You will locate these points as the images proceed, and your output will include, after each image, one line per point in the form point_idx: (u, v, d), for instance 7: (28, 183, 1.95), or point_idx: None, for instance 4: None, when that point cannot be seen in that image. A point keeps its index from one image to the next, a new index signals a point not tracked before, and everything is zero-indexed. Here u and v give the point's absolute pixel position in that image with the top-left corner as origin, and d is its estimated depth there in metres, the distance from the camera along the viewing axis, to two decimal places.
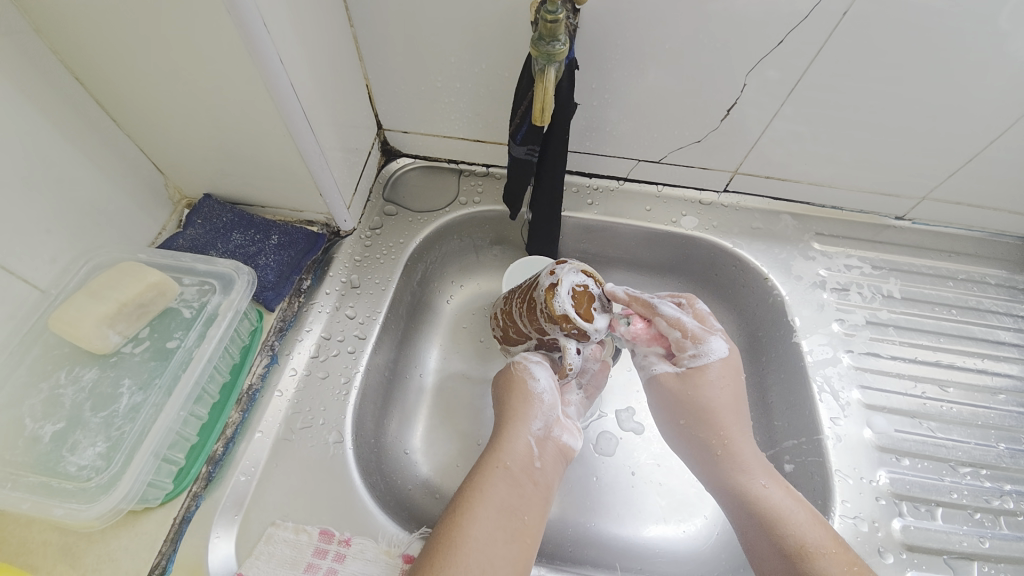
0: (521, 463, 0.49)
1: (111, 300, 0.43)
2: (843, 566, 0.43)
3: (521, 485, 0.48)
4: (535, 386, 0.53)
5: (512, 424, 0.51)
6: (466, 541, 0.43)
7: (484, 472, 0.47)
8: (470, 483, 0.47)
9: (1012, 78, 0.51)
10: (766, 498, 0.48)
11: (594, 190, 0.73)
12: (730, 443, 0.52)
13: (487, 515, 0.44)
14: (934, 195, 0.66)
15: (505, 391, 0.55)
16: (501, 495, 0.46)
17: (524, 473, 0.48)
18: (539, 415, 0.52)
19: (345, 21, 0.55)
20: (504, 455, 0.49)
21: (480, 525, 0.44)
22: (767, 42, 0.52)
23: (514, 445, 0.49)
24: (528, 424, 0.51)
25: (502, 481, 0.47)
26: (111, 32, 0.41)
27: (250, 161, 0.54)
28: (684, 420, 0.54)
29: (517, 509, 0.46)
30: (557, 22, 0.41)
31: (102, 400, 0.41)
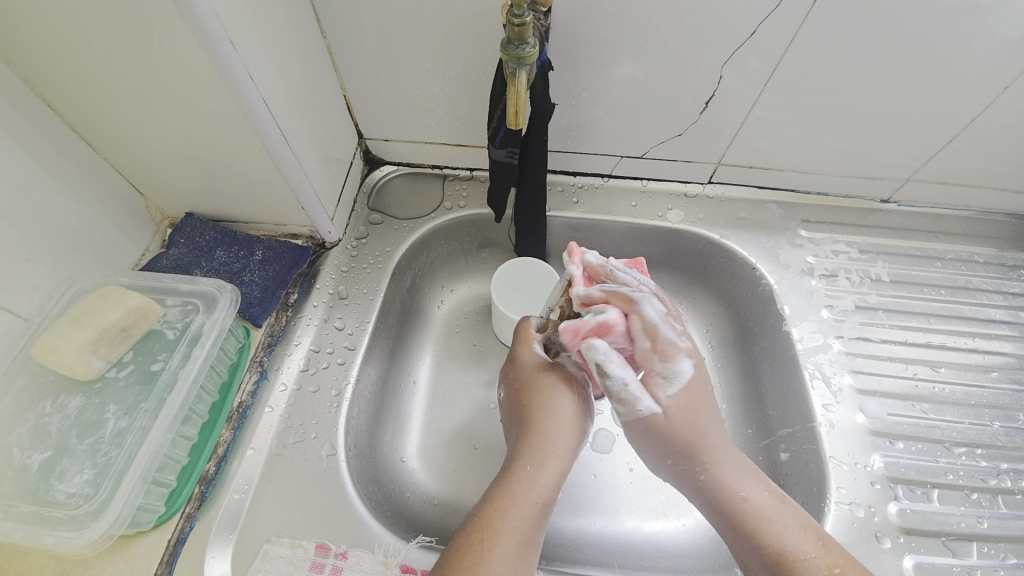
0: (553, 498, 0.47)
1: (92, 325, 0.42)
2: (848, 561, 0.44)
3: (546, 517, 0.47)
4: (582, 416, 0.50)
5: (557, 455, 0.48)
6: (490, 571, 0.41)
7: (520, 506, 0.45)
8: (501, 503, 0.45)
9: (989, 54, 0.51)
10: (752, 504, 0.46)
11: (579, 189, 0.73)
12: (715, 456, 0.48)
13: (514, 549, 0.43)
14: (917, 176, 0.66)
15: (543, 405, 0.50)
16: (528, 530, 0.44)
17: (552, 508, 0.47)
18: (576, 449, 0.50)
19: (318, 33, 0.55)
20: (542, 489, 0.46)
21: (506, 560, 0.42)
22: (741, 31, 0.52)
23: (553, 480, 0.47)
24: (564, 454, 0.49)
25: (531, 509, 0.45)
26: (81, 57, 0.41)
27: (229, 178, 0.54)
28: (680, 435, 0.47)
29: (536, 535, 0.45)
30: (524, 25, 0.42)
31: (88, 427, 0.41)
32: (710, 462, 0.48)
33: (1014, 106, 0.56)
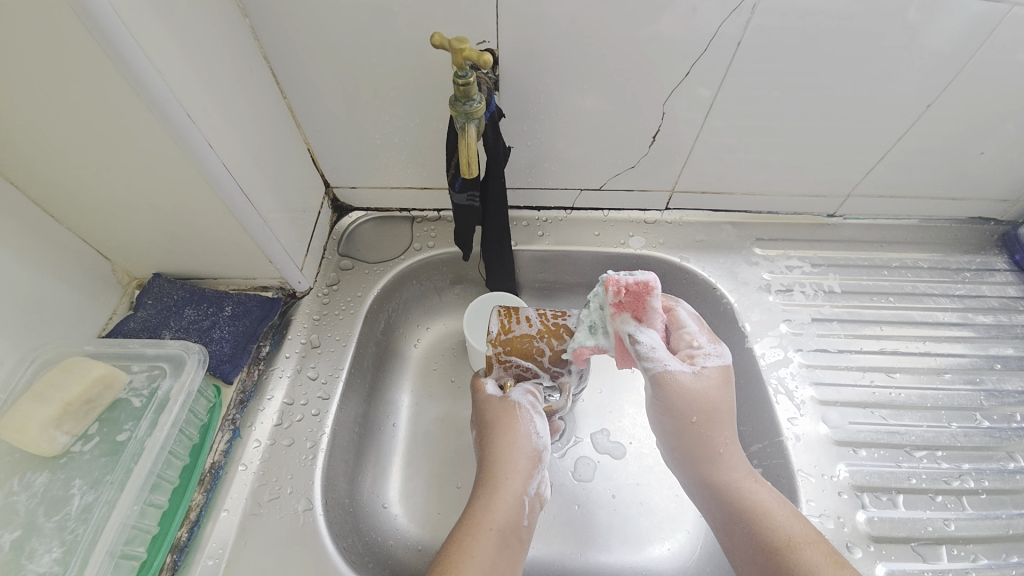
0: (512, 523, 0.48)
1: (56, 400, 0.41)
2: (826, 559, 0.44)
3: (508, 550, 0.46)
4: (535, 442, 0.52)
5: (506, 481, 0.50)
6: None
7: (471, 536, 0.45)
8: (457, 539, 0.45)
9: (902, 79, 0.56)
10: (755, 494, 0.49)
11: (544, 222, 0.75)
12: (727, 445, 0.51)
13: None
14: (857, 192, 0.71)
15: (492, 440, 0.53)
16: (486, 556, 0.44)
17: (513, 534, 0.47)
18: (534, 472, 0.51)
19: (279, 95, 0.58)
20: (495, 515, 0.47)
21: None
22: (677, 71, 0.56)
23: (506, 503, 0.48)
24: (513, 477, 0.50)
25: (490, 543, 0.45)
26: (42, 135, 0.42)
27: (195, 238, 0.55)
28: (685, 408, 0.51)
29: (500, 571, 0.44)
30: (469, 84, 0.44)
31: (54, 504, 0.40)
32: (718, 455, 0.51)
33: (931, 124, 0.61)
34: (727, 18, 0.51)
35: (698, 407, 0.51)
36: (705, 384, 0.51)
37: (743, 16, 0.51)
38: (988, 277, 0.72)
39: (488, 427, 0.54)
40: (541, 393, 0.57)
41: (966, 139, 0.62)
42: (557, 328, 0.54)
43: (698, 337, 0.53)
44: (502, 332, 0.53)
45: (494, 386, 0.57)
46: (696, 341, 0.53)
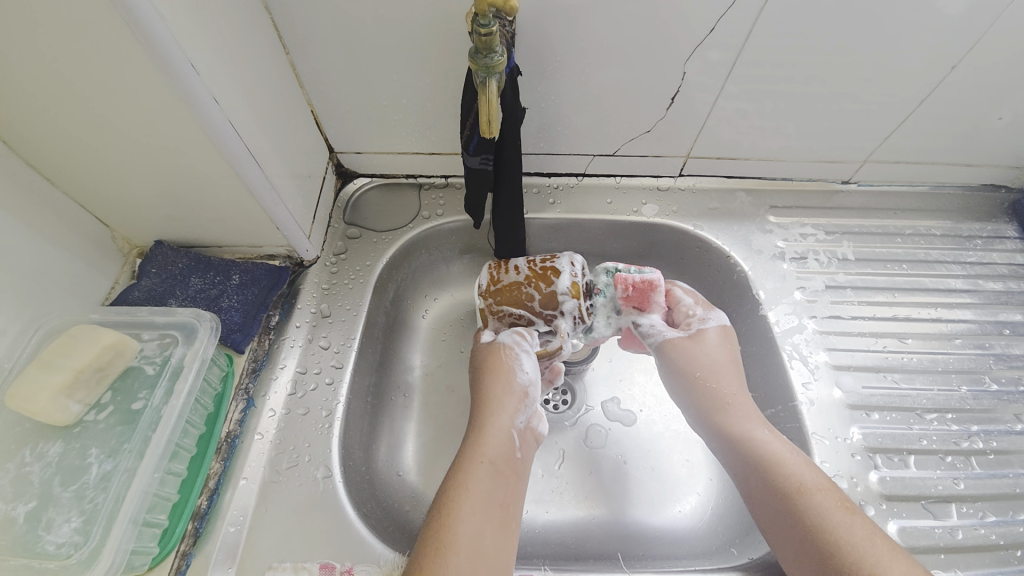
0: (504, 455, 0.51)
1: (66, 368, 0.39)
2: (836, 503, 0.47)
3: (505, 480, 0.50)
4: (520, 377, 0.56)
5: (494, 416, 0.53)
6: (454, 541, 0.44)
7: (466, 469, 0.49)
8: (457, 472, 0.49)
9: (932, 38, 0.54)
10: (768, 441, 0.52)
11: (554, 190, 0.74)
12: (734, 395, 0.56)
13: (473, 511, 0.46)
14: (874, 157, 0.70)
15: (481, 379, 0.57)
16: (483, 489, 0.48)
17: (507, 465, 0.51)
18: (519, 405, 0.55)
19: (280, 50, 0.54)
20: (486, 448, 0.51)
21: (471, 521, 0.45)
22: (700, 28, 0.54)
23: (497, 439, 0.52)
24: (501, 412, 0.54)
25: (486, 475, 0.49)
26: (30, 87, 0.40)
27: (198, 203, 0.52)
28: (693, 367, 0.58)
29: (499, 501, 0.48)
30: (491, 35, 0.41)
31: (70, 473, 0.38)
32: (727, 406, 0.56)
33: (957, 86, 0.59)
34: None
35: (702, 362, 0.58)
36: (714, 349, 0.59)
37: None
38: (999, 245, 0.72)
39: (478, 370, 0.58)
40: (535, 337, 0.60)
41: (991, 102, 0.61)
42: (544, 270, 0.59)
43: (694, 307, 0.62)
44: (495, 277, 0.60)
45: (489, 335, 0.62)
46: (691, 311, 0.62)
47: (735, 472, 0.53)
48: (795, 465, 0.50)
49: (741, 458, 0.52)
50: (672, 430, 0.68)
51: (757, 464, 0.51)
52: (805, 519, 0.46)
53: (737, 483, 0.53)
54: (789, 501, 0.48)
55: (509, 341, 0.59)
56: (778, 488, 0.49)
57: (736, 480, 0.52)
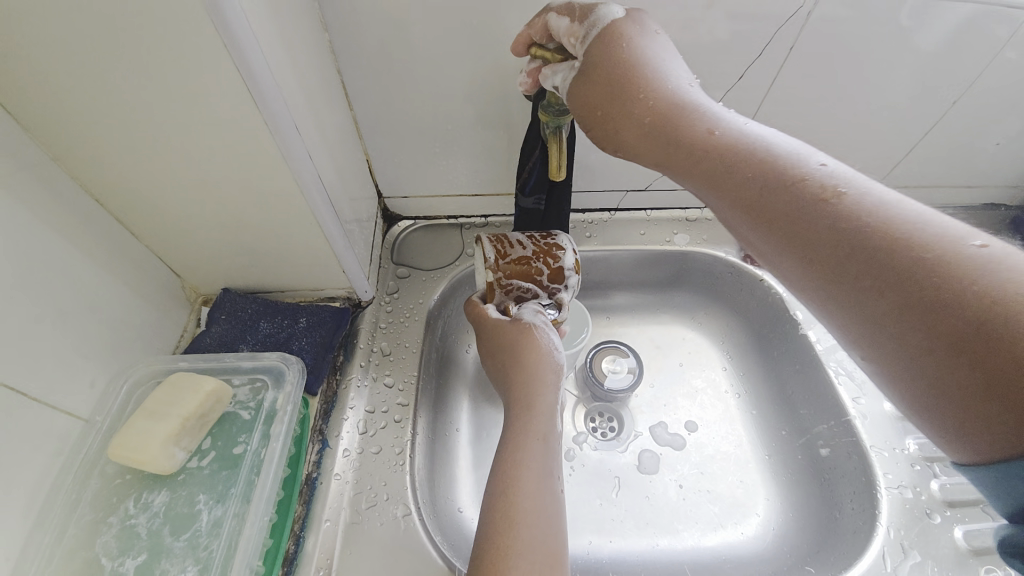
0: (552, 428, 0.50)
1: (173, 416, 0.43)
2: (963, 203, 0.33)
3: (555, 454, 0.48)
4: (556, 356, 0.54)
5: (536, 388, 0.51)
6: (523, 514, 0.42)
7: (521, 448, 0.47)
8: (509, 447, 0.47)
9: (936, 78, 0.60)
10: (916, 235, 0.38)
11: (590, 224, 0.77)
12: None
13: (538, 484, 0.44)
14: (885, 184, 0.75)
15: (512, 358, 0.54)
16: (539, 460, 0.46)
17: (555, 438, 0.49)
18: (557, 379, 0.53)
19: (346, 106, 0.58)
20: (537, 422, 0.49)
21: (534, 494, 0.43)
22: (730, 77, 0.59)
23: (543, 411, 0.50)
24: (540, 384, 0.52)
25: (540, 449, 0.47)
26: (137, 150, 0.42)
27: (271, 251, 0.54)
28: (634, 83, 0.42)
29: (554, 473, 0.46)
30: (561, 91, 0.48)
31: (180, 522, 0.41)
32: (722, 144, 0.39)
33: (958, 119, 0.65)
34: (782, 27, 0.54)
35: (638, 105, 0.42)
36: None
37: (798, 22, 0.54)
38: None
39: (504, 347, 0.55)
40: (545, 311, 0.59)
41: (989, 132, 0.67)
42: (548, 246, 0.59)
43: None
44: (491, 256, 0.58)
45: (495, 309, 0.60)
46: None
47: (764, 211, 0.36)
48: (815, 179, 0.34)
49: (746, 181, 0.37)
50: (723, 453, 0.69)
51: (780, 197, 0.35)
52: (892, 264, 0.30)
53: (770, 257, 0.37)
54: (836, 239, 0.33)
55: (524, 317, 0.56)
56: None
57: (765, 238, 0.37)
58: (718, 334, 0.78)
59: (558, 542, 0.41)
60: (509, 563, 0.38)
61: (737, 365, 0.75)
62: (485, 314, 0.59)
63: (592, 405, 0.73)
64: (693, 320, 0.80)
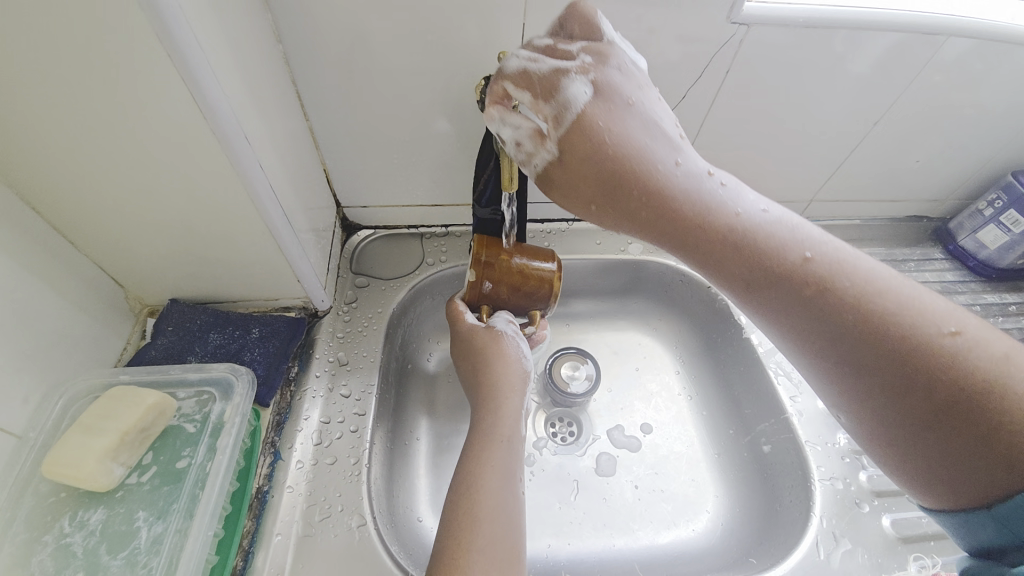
0: (517, 431, 0.52)
1: (111, 431, 0.41)
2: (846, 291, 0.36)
3: (518, 455, 0.51)
4: (522, 364, 0.58)
5: (504, 393, 0.54)
6: (485, 510, 0.44)
7: (485, 447, 0.49)
8: (476, 448, 0.49)
9: (859, 100, 0.65)
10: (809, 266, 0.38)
11: (548, 234, 0.80)
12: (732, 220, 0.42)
13: (502, 483, 0.47)
14: (819, 197, 0.81)
15: (483, 363, 0.57)
16: (503, 459, 0.49)
17: (518, 440, 0.52)
18: (523, 387, 0.56)
19: (300, 115, 0.58)
20: (503, 424, 0.52)
21: (495, 492, 0.46)
22: (674, 96, 0.62)
23: (509, 414, 0.53)
24: (505, 387, 0.55)
25: (505, 450, 0.49)
26: (77, 158, 0.41)
27: (222, 261, 0.53)
28: (642, 190, 0.44)
29: (516, 474, 0.49)
30: (514, 107, 0.48)
31: (118, 540, 0.40)
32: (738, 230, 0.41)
33: (880, 138, 0.71)
34: (719, 51, 0.58)
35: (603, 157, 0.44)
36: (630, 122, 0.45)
37: (732, 48, 0.58)
38: (929, 265, 0.85)
39: (476, 352, 0.58)
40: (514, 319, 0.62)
41: (906, 150, 0.73)
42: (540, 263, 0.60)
43: None
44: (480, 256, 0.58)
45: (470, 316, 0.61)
46: None
47: (835, 333, 0.36)
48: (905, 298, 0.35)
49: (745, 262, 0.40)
50: (676, 453, 0.72)
51: (855, 331, 0.35)
52: (929, 377, 0.32)
53: (798, 357, 0.39)
54: (917, 366, 0.33)
55: (501, 327, 0.59)
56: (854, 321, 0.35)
57: (804, 334, 0.38)
58: (671, 340, 0.81)
59: (516, 539, 0.44)
60: (470, 558, 0.40)
61: (689, 369, 0.79)
62: (462, 316, 0.61)
63: (552, 411, 0.75)
64: (648, 326, 0.83)
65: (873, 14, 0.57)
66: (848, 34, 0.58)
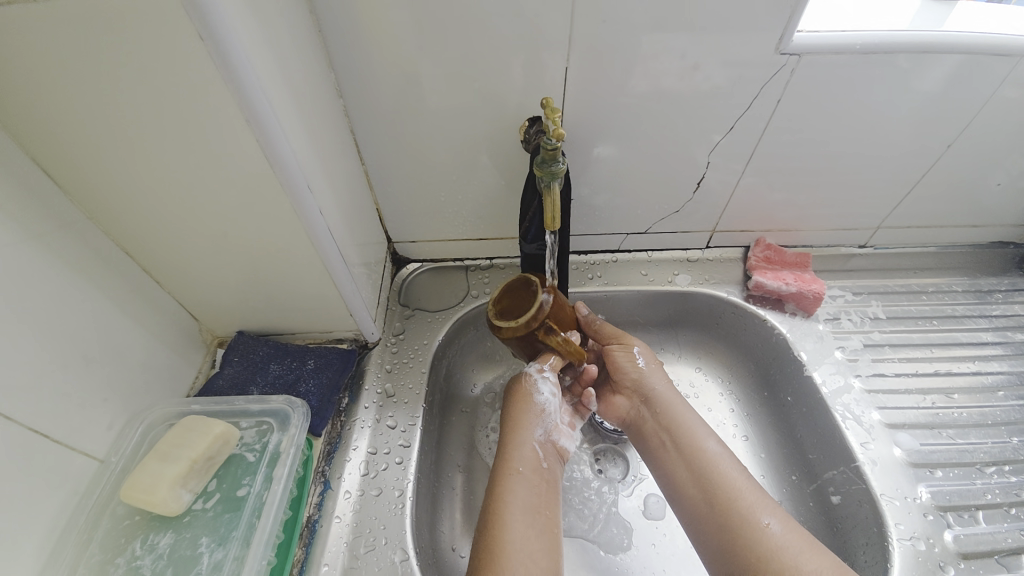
0: (533, 464, 0.53)
1: (182, 459, 0.45)
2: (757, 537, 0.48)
3: (544, 488, 0.52)
4: (537, 398, 0.57)
5: (518, 431, 0.55)
6: (506, 549, 0.46)
7: (504, 483, 0.51)
8: (495, 487, 0.51)
9: (927, 122, 0.61)
10: (744, 498, 0.51)
11: (593, 265, 0.79)
12: (728, 502, 0.51)
13: (519, 521, 0.48)
14: (887, 223, 0.75)
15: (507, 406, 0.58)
16: (524, 498, 0.50)
17: (537, 474, 0.52)
18: (540, 422, 0.56)
19: (357, 160, 0.62)
20: (518, 462, 0.53)
21: (518, 531, 0.48)
22: (722, 126, 0.61)
23: (523, 449, 0.54)
24: (530, 432, 0.55)
25: (521, 486, 0.51)
26: (167, 209, 0.46)
27: (284, 297, 0.57)
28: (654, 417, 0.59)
29: (538, 508, 0.50)
30: (557, 149, 0.49)
31: (182, 564, 0.43)
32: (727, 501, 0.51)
33: (954, 160, 0.66)
34: (769, 81, 0.57)
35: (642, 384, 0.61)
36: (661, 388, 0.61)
37: (783, 77, 0.57)
38: (1018, 297, 0.77)
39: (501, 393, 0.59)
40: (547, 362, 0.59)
41: (987, 172, 0.68)
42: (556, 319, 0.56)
43: (801, 283, 0.73)
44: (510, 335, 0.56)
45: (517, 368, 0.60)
46: (795, 285, 0.73)
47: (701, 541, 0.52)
48: (780, 540, 0.48)
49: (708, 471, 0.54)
50: None
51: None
52: None
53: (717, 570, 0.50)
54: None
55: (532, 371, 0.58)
56: (727, 505, 0.51)
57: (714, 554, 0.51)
58: (723, 374, 0.78)
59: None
60: None
61: (744, 407, 0.74)
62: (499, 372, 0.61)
63: (597, 445, 0.72)
64: (698, 359, 0.79)
65: (937, 36, 0.54)
66: (910, 57, 0.55)
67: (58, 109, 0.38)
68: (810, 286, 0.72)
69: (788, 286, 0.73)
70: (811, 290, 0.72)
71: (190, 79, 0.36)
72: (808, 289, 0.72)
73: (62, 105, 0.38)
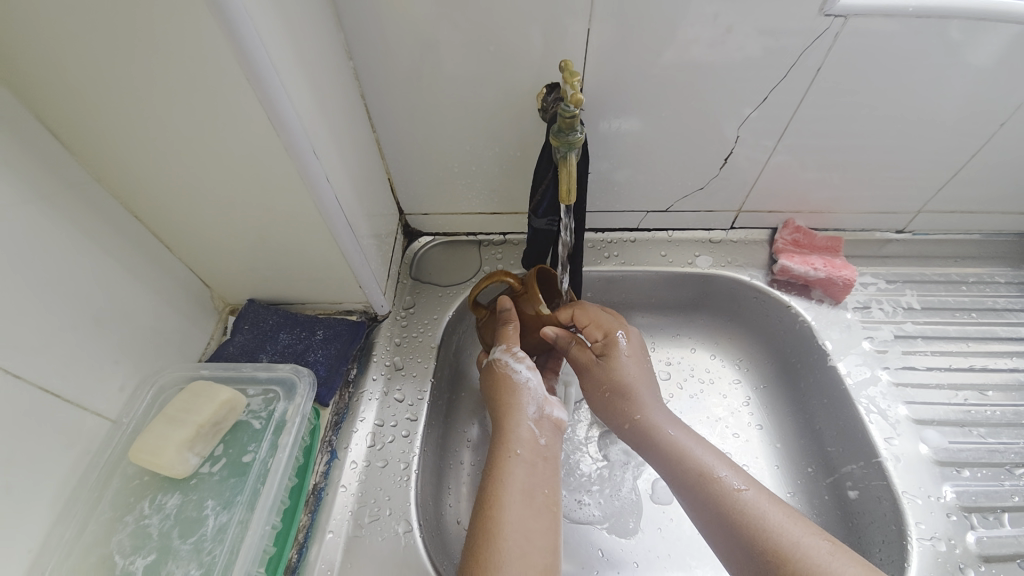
0: (530, 445, 0.51)
1: (189, 423, 0.46)
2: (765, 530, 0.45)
3: (545, 467, 0.51)
4: (525, 380, 0.56)
5: (511, 414, 0.54)
6: (505, 527, 0.45)
7: (497, 466, 0.49)
8: (488, 473, 0.49)
9: (985, 97, 0.56)
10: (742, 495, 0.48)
11: (610, 244, 0.76)
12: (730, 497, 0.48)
13: (515, 501, 0.47)
14: (929, 208, 0.70)
15: (495, 389, 0.57)
16: (521, 479, 0.48)
17: (533, 454, 0.51)
18: (531, 401, 0.55)
19: (368, 127, 0.60)
20: (512, 444, 0.51)
21: (518, 512, 0.46)
22: (755, 97, 0.57)
23: (518, 432, 0.52)
24: (523, 412, 0.54)
25: (517, 467, 0.49)
26: (172, 172, 0.45)
27: (292, 266, 0.57)
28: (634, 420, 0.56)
29: (535, 488, 0.48)
30: (575, 117, 0.46)
31: (188, 525, 0.44)
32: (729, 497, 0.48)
33: (1011, 140, 0.60)
34: (810, 48, 0.52)
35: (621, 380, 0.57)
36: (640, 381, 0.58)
37: (825, 43, 0.52)
38: None
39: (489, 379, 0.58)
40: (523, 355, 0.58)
41: None
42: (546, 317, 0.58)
43: (830, 269, 0.69)
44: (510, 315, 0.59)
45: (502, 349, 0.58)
46: (823, 270, 0.69)
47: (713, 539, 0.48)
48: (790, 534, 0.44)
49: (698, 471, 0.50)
50: None
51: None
52: None
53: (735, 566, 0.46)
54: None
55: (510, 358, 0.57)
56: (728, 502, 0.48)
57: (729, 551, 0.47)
58: (741, 361, 0.75)
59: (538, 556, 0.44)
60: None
61: (762, 395, 0.72)
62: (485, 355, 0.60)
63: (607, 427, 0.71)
64: (716, 344, 0.77)
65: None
66: (973, 22, 0.49)
67: (57, 67, 0.37)
68: (839, 272, 0.68)
69: (816, 271, 0.69)
70: (841, 276, 0.68)
71: (187, 33, 0.34)
72: (837, 274, 0.68)
73: (61, 62, 0.36)
